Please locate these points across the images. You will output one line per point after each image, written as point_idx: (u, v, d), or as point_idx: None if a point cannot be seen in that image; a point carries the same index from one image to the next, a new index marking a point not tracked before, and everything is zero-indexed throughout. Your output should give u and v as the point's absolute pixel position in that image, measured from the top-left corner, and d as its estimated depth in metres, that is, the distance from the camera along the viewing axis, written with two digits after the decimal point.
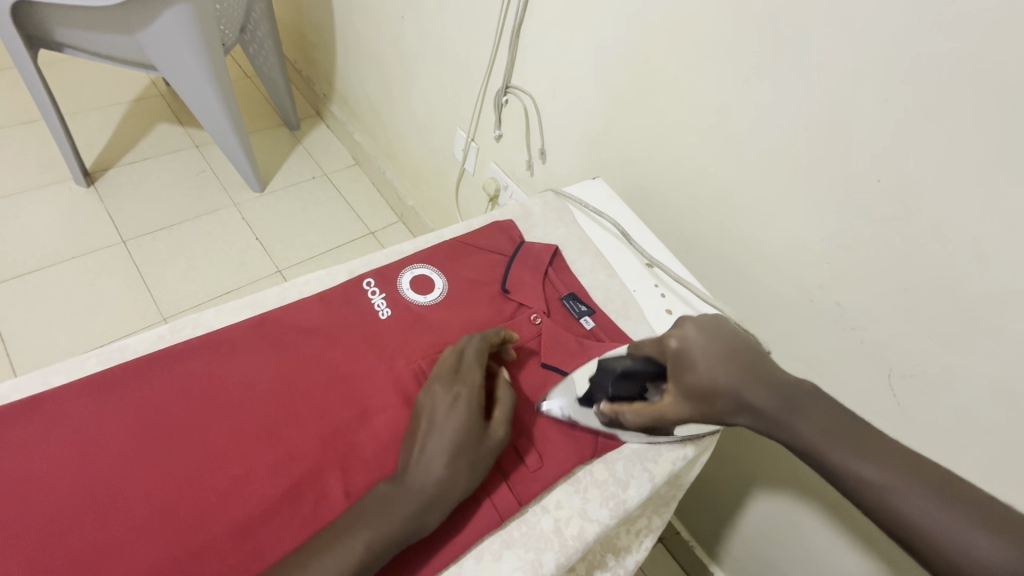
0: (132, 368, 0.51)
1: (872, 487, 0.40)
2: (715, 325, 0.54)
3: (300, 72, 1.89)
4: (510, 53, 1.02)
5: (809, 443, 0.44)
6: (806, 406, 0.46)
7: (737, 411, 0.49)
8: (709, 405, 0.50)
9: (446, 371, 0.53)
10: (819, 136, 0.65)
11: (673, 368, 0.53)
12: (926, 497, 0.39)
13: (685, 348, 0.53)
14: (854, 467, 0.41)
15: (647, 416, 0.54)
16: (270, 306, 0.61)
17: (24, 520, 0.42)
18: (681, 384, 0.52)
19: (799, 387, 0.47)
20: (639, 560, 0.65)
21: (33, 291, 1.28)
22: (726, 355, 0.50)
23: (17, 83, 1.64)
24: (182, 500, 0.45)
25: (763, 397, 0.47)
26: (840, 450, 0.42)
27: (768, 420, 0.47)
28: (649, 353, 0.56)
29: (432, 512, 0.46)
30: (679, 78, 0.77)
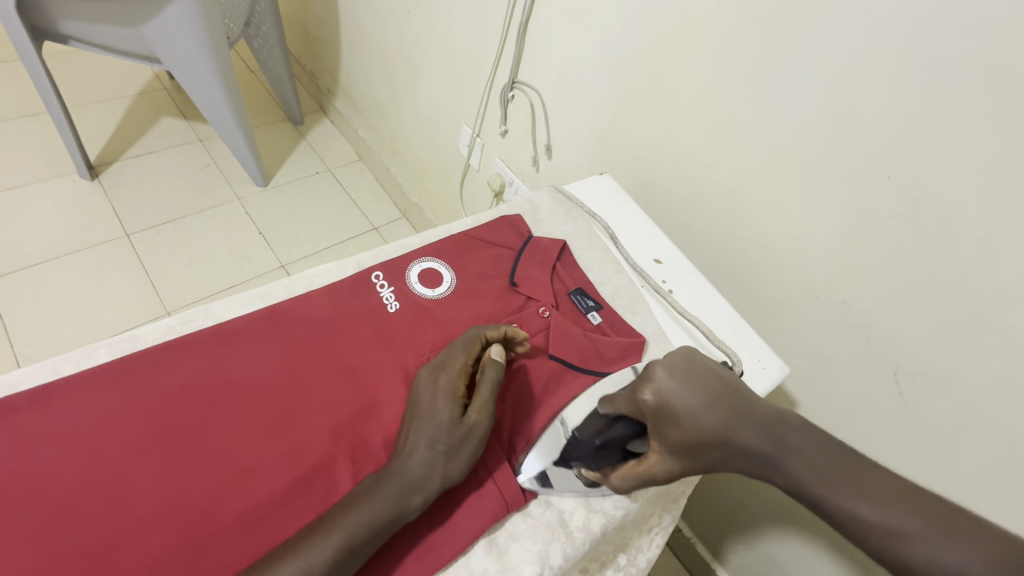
0: (141, 359, 0.51)
1: (879, 534, 0.38)
2: (690, 367, 0.48)
3: (304, 66, 1.89)
4: (517, 49, 1.02)
5: (808, 488, 0.41)
6: (796, 445, 0.42)
7: (727, 460, 0.45)
8: (697, 458, 0.46)
9: (432, 362, 0.54)
10: (827, 133, 0.65)
11: (653, 427, 0.48)
12: (932, 538, 0.36)
13: (662, 402, 0.47)
14: (854, 509, 0.39)
15: (635, 478, 0.50)
16: (279, 298, 0.61)
17: (34, 508, 0.42)
18: (664, 439, 0.47)
19: (787, 425, 0.44)
20: (650, 558, 0.65)
21: (38, 283, 1.28)
22: (710, 403, 0.46)
23: (21, 75, 1.64)
24: (191, 488, 0.45)
25: (755, 442, 0.44)
26: (838, 491, 0.40)
27: (762, 466, 0.43)
28: (624, 410, 0.51)
29: (414, 496, 0.46)
30: (687, 75, 0.77)
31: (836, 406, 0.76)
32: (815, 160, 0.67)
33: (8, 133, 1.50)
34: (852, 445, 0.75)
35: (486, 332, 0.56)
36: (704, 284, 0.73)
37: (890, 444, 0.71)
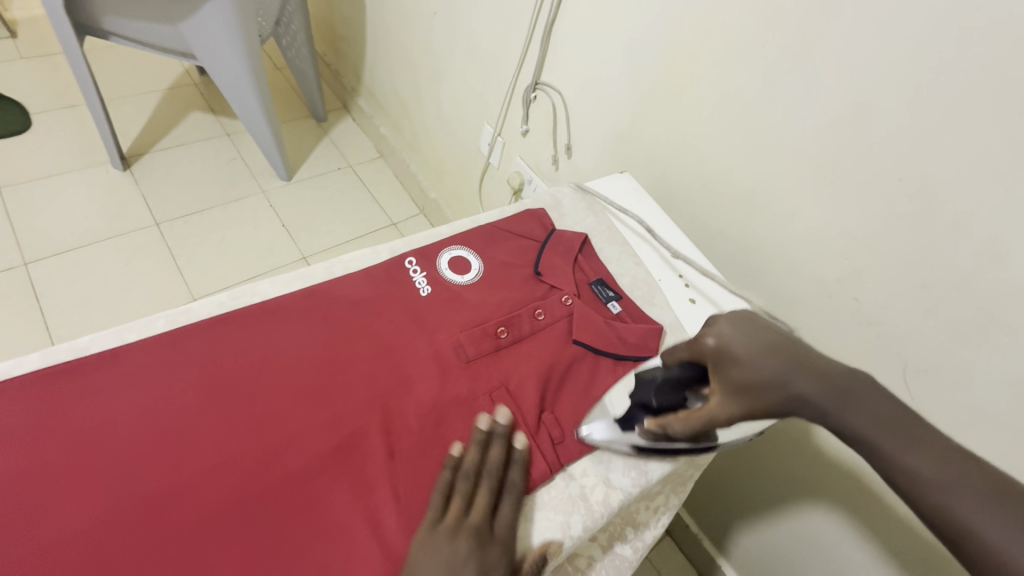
0: (198, 331, 0.56)
1: (928, 486, 0.39)
2: (749, 319, 0.55)
3: (329, 65, 1.94)
4: (541, 51, 1.05)
5: (870, 434, 0.43)
6: (858, 390, 0.45)
7: (790, 403, 0.48)
8: (760, 400, 0.49)
9: (479, 522, 0.49)
10: (843, 135, 0.67)
11: (715, 367, 0.53)
12: (988, 506, 0.37)
13: (724, 343, 0.53)
14: (907, 458, 0.41)
15: (696, 422, 0.52)
16: (319, 279, 0.65)
17: (102, 459, 0.47)
18: (727, 382, 0.51)
19: (856, 376, 0.46)
20: (655, 535, 0.68)
21: (72, 268, 1.34)
22: (771, 347, 0.50)
23: (59, 67, 1.70)
24: (244, 449, 0.49)
25: (819, 385, 0.47)
26: (894, 442, 0.42)
27: (826, 410, 0.46)
28: (684, 357, 0.57)
29: None
30: (707, 79, 0.80)
31: None
32: (829, 160, 0.70)
33: (46, 123, 1.57)
34: None
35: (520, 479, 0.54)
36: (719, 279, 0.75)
37: None
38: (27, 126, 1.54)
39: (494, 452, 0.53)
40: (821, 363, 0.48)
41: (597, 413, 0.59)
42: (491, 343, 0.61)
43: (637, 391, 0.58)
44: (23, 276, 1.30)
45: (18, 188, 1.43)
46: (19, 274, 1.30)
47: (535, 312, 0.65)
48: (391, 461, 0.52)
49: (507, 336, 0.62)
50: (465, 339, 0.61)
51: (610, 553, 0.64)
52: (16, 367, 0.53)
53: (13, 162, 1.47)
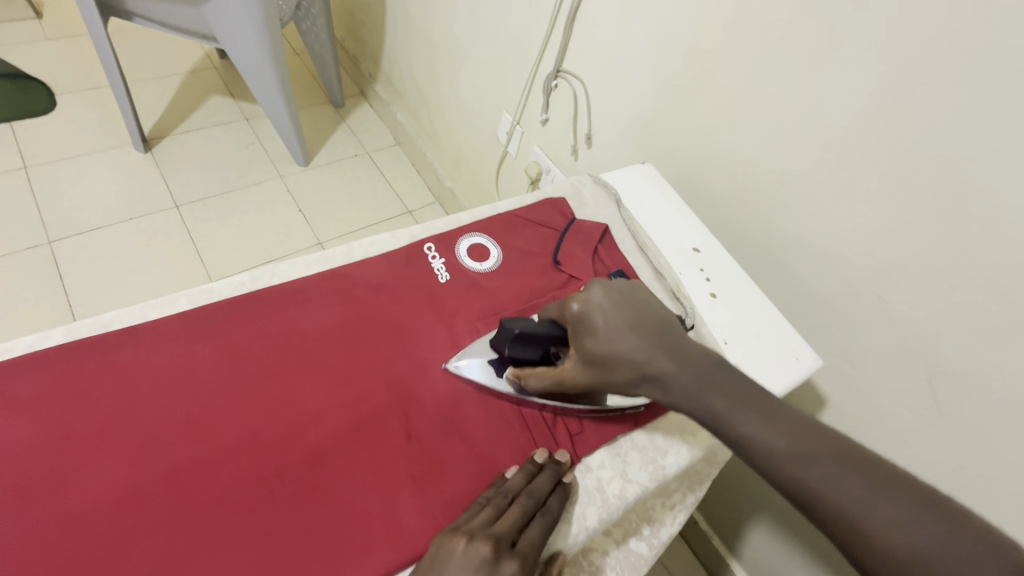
0: (220, 310, 0.56)
1: (781, 458, 0.42)
2: (622, 293, 0.56)
3: (348, 51, 1.93)
4: (564, 38, 1.04)
5: (717, 414, 0.46)
6: (708, 374, 0.48)
7: (641, 377, 0.51)
8: (610, 372, 0.52)
9: (505, 533, 0.47)
10: (877, 129, 0.65)
11: (574, 333, 0.55)
12: (834, 468, 0.40)
13: (587, 311, 0.54)
14: (765, 436, 0.43)
15: (548, 380, 0.54)
16: (339, 263, 0.65)
17: (128, 433, 0.48)
18: (583, 350, 0.53)
19: (710, 359, 0.49)
20: (672, 533, 0.66)
21: (95, 248, 1.36)
22: (633, 324, 0.53)
23: (83, 48, 1.72)
24: (265, 426, 0.50)
25: (670, 366, 0.50)
26: (749, 419, 0.44)
27: (672, 387, 0.49)
28: (552, 316, 0.58)
29: None
30: (736, 69, 0.77)
31: (864, 403, 0.77)
32: (861, 155, 0.67)
33: (71, 104, 1.59)
34: (882, 442, 0.76)
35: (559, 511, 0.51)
36: (740, 275, 0.75)
37: (918, 445, 0.72)
38: (52, 107, 1.56)
39: (541, 478, 0.52)
40: (675, 347, 0.51)
41: (471, 349, 0.58)
42: None
43: (497, 339, 0.56)
44: (48, 255, 1.32)
45: (43, 168, 1.45)
46: (43, 252, 1.32)
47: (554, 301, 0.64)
48: (409, 445, 0.52)
49: None
50: (484, 326, 0.61)
51: (624, 548, 0.63)
52: (41, 341, 0.53)
53: (38, 143, 1.49)
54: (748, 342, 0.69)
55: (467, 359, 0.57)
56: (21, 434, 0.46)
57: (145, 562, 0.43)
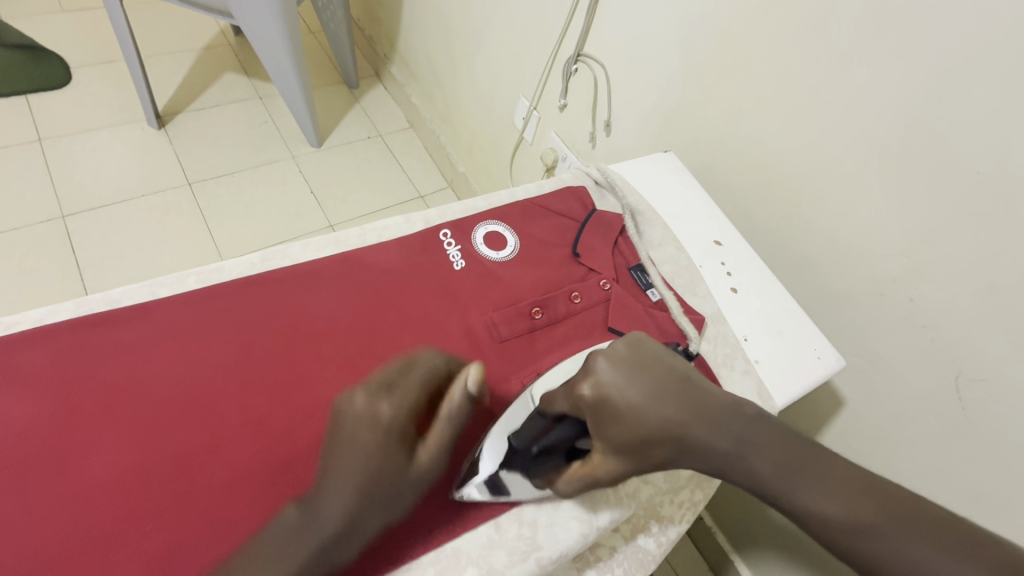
0: (232, 291, 0.56)
1: (849, 534, 0.38)
2: (633, 358, 0.47)
3: (363, 31, 1.90)
4: (586, 20, 1.00)
5: (773, 485, 0.41)
6: (752, 441, 0.43)
7: (682, 456, 0.44)
8: (647, 458, 0.45)
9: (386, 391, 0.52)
10: (917, 122, 0.62)
11: (593, 421, 0.46)
12: (907, 535, 0.36)
13: (603, 394, 0.46)
14: (829, 510, 0.39)
15: (581, 480, 0.49)
16: (351, 246, 0.64)
17: (137, 413, 0.47)
18: (610, 441, 0.46)
19: (748, 421, 0.44)
20: (682, 531, 0.64)
21: (107, 223, 1.36)
22: (656, 395, 0.45)
23: (99, 21, 1.70)
24: (273, 414, 0.49)
25: (709, 438, 0.43)
26: (808, 492, 0.40)
27: (719, 464, 0.43)
28: (560, 407, 0.49)
29: (345, 547, 0.45)
30: (770, 55, 0.74)
31: (885, 407, 0.74)
32: (897, 148, 0.64)
33: (86, 77, 1.58)
34: (903, 448, 0.74)
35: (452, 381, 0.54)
36: (763, 271, 0.72)
37: (940, 451, 0.70)
38: (67, 80, 1.55)
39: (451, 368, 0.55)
40: (710, 413, 0.44)
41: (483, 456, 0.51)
42: (525, 324, 0.60)
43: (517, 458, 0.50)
44: (61, 228, 1.32)
45: (57, 141, 1.45)
46: (57, 225, 1.32)
47: (571, 295, 0.63)
48: (418, 436, 0.51)
49: (542, 317, 0.61)
50: (499, 318, 0.59)
51: (631, 544, 0.63)
52: (50, 315, 0.52)
53: (53, 115, 1.48)
54: (769, 340, 0.67)
55: (478, 473, 0.51)
56: (28, 409, 0.45)
57: (151, 548, 0.42)
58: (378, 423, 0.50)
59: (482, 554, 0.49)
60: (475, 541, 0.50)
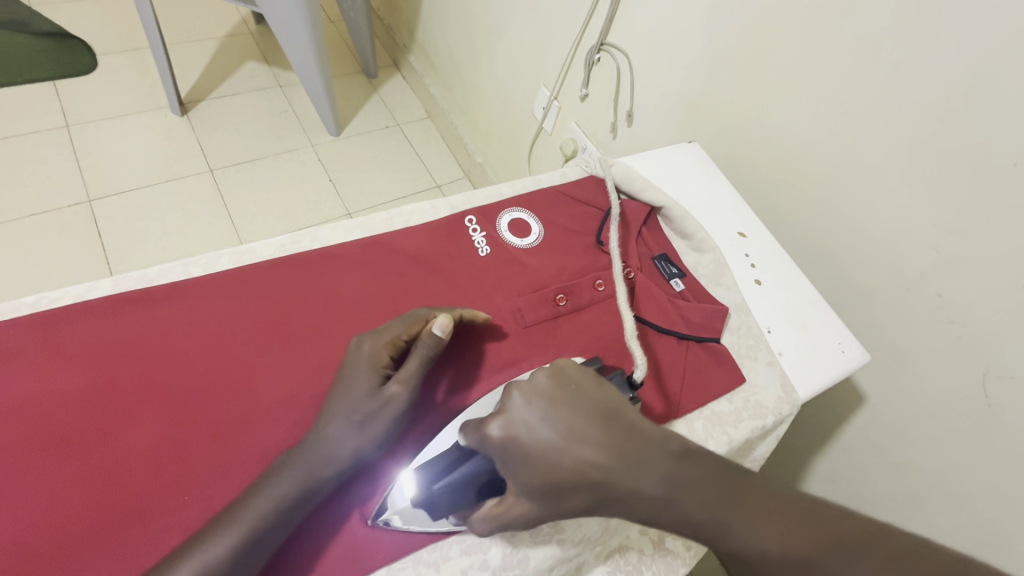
0: (264, 272, 0.57)
1: (781, 567, 0.35)
2: (547, 392, 0.43)
3: (383, 20, 1.90)
4: (611, 8, 0.99)
5: (702, 527, 0.38)
6: (678, 479, 0.39)
7: (600, 500, 0.40)
8: (561, 500, 0.41)
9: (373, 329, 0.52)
10: (953, 113, 0.61)
11: (504, 461, 0.43)
12: (840, 563, 0.35)
13: (513, 433, 0.42)
14: (759, 541, 0.36)
15: (495, 519, 0.44)
16: (378, 230, 0.64)
17: (172, 387, 0.48)
18: (522, 482, 0.42)
19: (674, 457, 0.40)
20: None
21: (132, 208, 1.38)
22: (574, 432, 0.41)
23: (124, 8, 1.72)
24: (303, 391, 0.50)
25: (632, 481, 0.39)
26: (737, 526, 0.37)
27: (641, 509, 0.39)
28: (471, 443, 0.44)
29: (326, 470, 0.45)
30: (800, 44, 0.73)
31: (908, 403, 0.74)
32: (931, 140, 0.63)
33: (112, 65, 1.60)
34: (924, 444, 0.73)
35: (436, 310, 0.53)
36: (787, 263, 0.72)
37: (962, 448, 0.69)
38: (93, 67, 1.58)
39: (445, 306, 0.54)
40: (632, 451, 0.40)
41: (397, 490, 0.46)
42: (549, 310, 0.60)
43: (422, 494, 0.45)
44: (88, 213, 1.35)
45: (84, 127, 1.47)
46: (84, 210, 1.35)
47: (596, 282, 0.63)
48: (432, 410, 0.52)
49: (566, 304, 0.61)
50: (524, 304, 0.60)
51: (661, 548, 0.64)
52: (90, 291, 0.54)
53: (80, 101, 1.51)
54: (793, 333, 0.66)
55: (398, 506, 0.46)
56: (71, 380, 0.47)
57: (186, 516, 0.44)
58: (362, 355, 0.49)
59: (506, 534, 0.50)
60: None
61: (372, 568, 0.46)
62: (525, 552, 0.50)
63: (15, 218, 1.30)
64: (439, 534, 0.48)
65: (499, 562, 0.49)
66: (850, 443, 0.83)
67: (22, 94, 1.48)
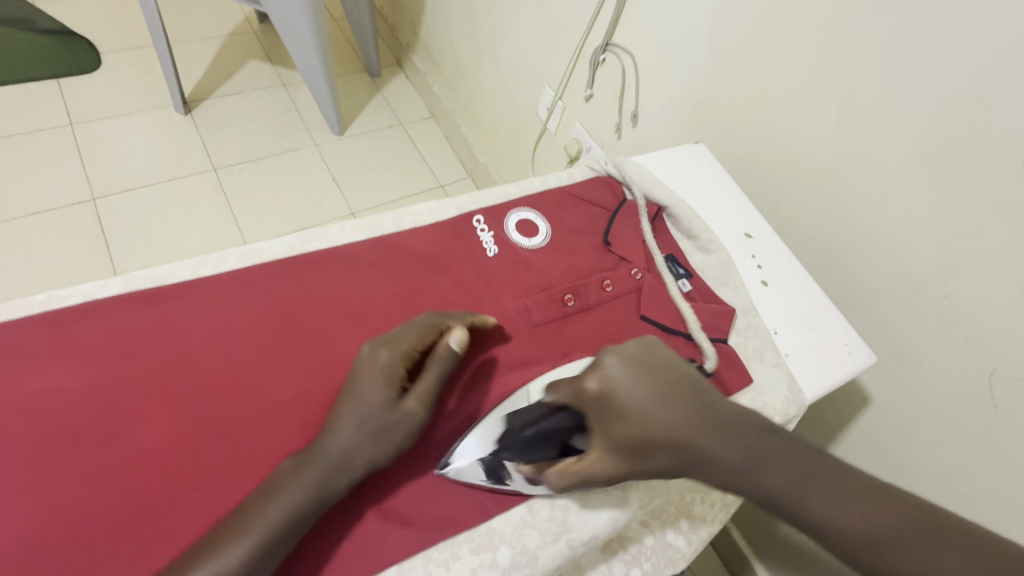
0: (274, 272, 0.57)
1: (859, 541, 0.39)
2: (643, 359, 0.47)
3: (386, 19, 1.90)
4: (617, 8, 0.99)
5: (778, 497, 0.41)
6: (764, 452, 0.43)
7: (684, 463, 0.44)
8: (645, 458, 0.45)
9: (385, 336, 0.51)
10: (960, 115, 0.61)
11: (596, 417, 0.46)
12: (917, 544, 0.38)
13: (609, 391, 0.46)
14: (841, 517, 0.40)
15: (573, 475, 0.48)
16: (387, 230, 0.65)
17: (183, 385, 0.49)
18: (612, 438, 0.45)
19: (760, 431, 0.44)
20: (712, 531, 0.66)
21: (136, 207, 1.38)
22: (667, 398, 0.45)
23: (127, 6, 1.72)
24: (314, 390, 0.51)
25: (717, 446, 0.43)
26: (820, 502, 0.40)
27: (722, 472, 0.43)
28: (563, 399, 0.48)
29: (339, 479, 0.44)
30: (806, 45, 0.73)
31: (914, 404, 0.74)
32: (938, 142, 0.63)
33: (115, 63, 1.60)
34: (930, 445, 0.73)
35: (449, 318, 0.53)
36: (794, 264, 0.72)
37: (969, 449, 0.69)
38: (96, 65, 1.58)
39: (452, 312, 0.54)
40: (720, 419, 0.44)
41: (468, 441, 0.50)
42: (557, 310, 0.60)
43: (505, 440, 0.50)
44: (92, 211, 1.35)
45: (88, 126, 1.47)
46: (88, 208, 1.35)
47: (604, 282, 0.63)
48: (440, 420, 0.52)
49: (574, 304, 0.61)
50: (532, 304, 0.60)
51: (661, 540, 0.64)
52: (100, 290, 0.54)
53: (84, 100, 1.51)
54: (800, 334, 0.66)
55: (464, 457, 0.50)
56: (81, 378, 0.47)
57: (198, 514, 0.44)
58: (378, 367, 0.48)
59: (515, 533, 0.50)
60: (508, 522, 0.50)
61: (383, 567, 0.46)
62: (533, 551, 0.50)
63: (20, 216, 1.30)
64: (449, 533, 0.49)
65: (509, 561, 0.49)
66: (855, 444, 0.83)
67: (26, 93, 1.49)
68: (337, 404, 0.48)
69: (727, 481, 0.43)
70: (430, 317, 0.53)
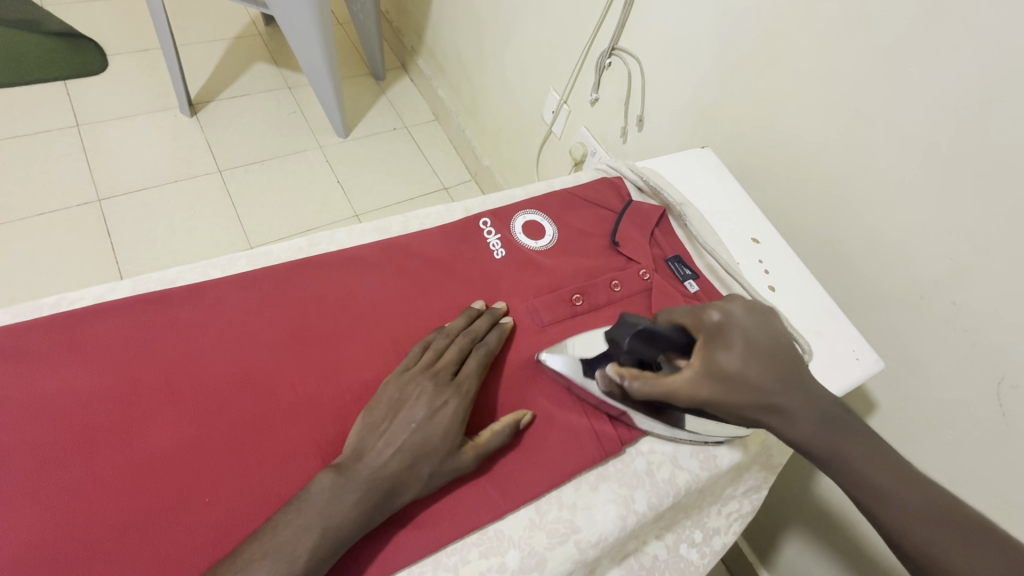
0: (281, 273, 0.57)
1: (905, 510, 0.43)
2: (764, 314, 0.51)
3: (391, 22, 1.91)
4: (623, 12, 0.99)
5: (842, 458, 0.45)
6: (843, 425, 0.46)
7: (766, 408, 0.47)
8: (733, 392, 0.47)
9: (445, 367, 0.51)
10: (966, 123, 0.61)
11: (705, 340, 0.50)
12: (956, 523, 0.42)
13: (727, 323, 0.50)
14: (892, 489, 0.44)
15: (656, 388, 0.49)
16: (394, 233, 0.65)
17: (193, 388, 0.49)
18: (712, 363, 0.48)
19: (843, 408, 0.48)
20: (726, 543, 0.67)
21: (140, 209, 1.39)
22: (773, 352, 0.49)
23: (135, 9, 1.73)
24: (323, 391, 0.51)
25: (803, 404, 0.47)
26: (882, 474, 0.44)
27: (799, 425, 0.46)
28: (679, 319, 0.52)
29: (380, 509, 0.44)
30: (812, 51, 0.73)
31: (920, 411, 0.74)
32: (944, 149, 0.63)
33: (122, 65, 1.61)
34: (937, 452, 0.73)
35: (495, 349, 0.55)
36: (801, 269, 0.72)
37: (976, 455, 0.68)
38: (103, 67, 1.59)
39: (494, 339, 0.55)
40: (812, 385, 0.48)
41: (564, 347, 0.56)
42: (566, 309, 0.61)
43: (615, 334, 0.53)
44: (97, 212, 1.36)
45: (95, 127, 1.48)
46: (94, 209, 1.36)
47: (612, 283, 0.63)
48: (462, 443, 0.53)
49: (583, 304, 0.61)
50: (541, 305, 0.60)
51: (674, 554, 0.64)
52: (110, 292, 0.55)
53: (91, 101, 1.52)
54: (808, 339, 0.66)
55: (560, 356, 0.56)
56: (91, 380, 0.47)
57: (208, 518, 0.44)
58: (443, 407, 0.49)
59: (523, 536, 0.50)
60: (516, 525, 0.50)
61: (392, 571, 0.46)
62: (542, 554, 0.49)
63: (26, 217, 1.31)
64: (456, 538, 0.48)
65: (517, 564, 0.49)
66: None
67: (34, 94, 1.50)
68: (388, 428, 0.47)
69: (797, 437, 0.47)
70: (478, 347, 0.54)
